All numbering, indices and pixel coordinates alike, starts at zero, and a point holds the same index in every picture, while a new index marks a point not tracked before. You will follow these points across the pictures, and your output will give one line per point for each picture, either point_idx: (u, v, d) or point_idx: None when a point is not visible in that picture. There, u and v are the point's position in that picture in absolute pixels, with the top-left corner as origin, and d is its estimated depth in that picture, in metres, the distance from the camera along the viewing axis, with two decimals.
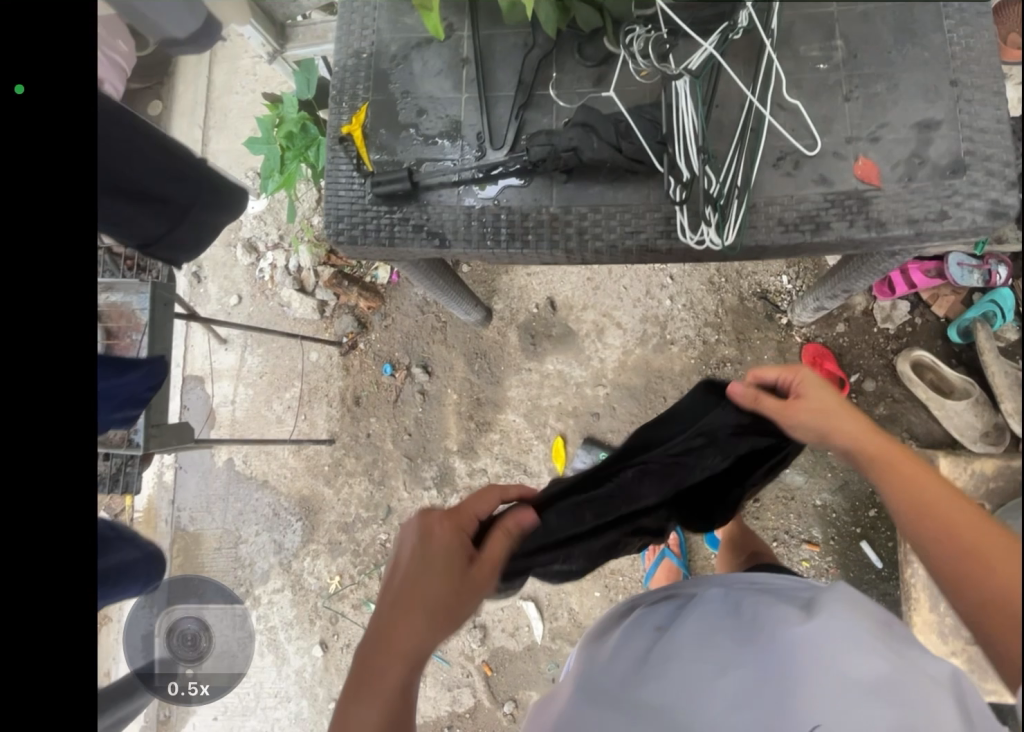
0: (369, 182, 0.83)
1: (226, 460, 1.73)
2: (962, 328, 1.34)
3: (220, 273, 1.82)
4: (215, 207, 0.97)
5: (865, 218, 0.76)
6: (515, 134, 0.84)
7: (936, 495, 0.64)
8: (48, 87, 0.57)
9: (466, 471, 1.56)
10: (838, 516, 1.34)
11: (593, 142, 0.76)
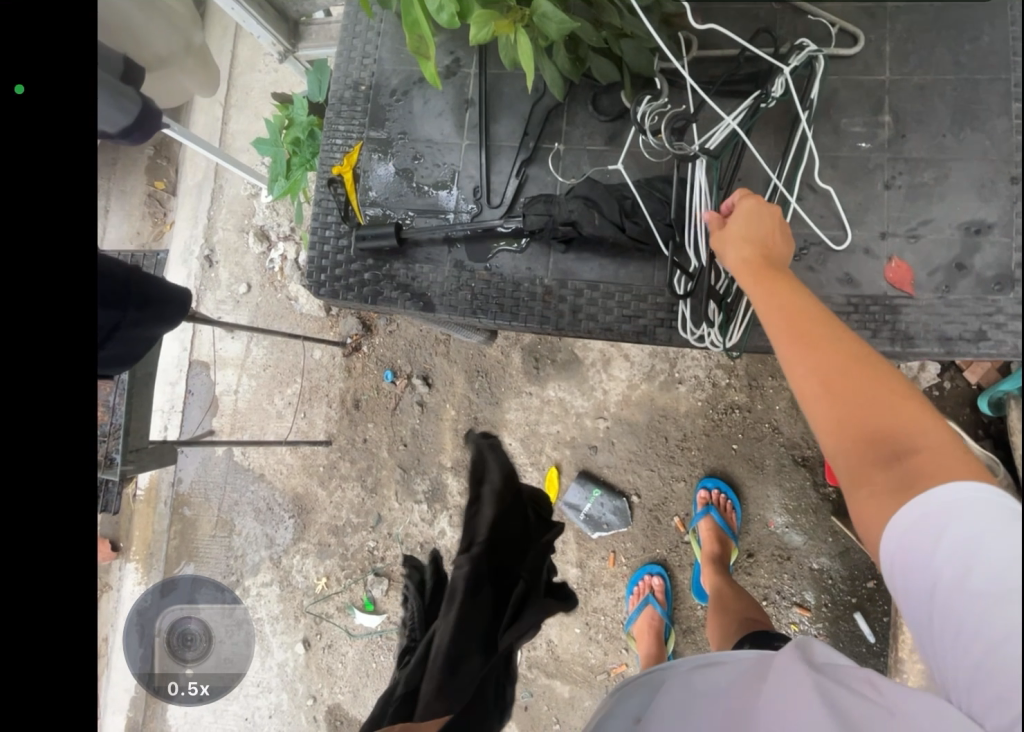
0: (354, 234, 0.82)
1: (224, 450, 1.73)
2: (994, 399, 1.24)
3: (231, 259, 1.81)
4: (154, 316, 0.85)
5: (891, 331, 0.84)
6: (513, 192, 0.87)
7: (831, 357, 0.59)
8: (48, 88, 0.58)
9: (458, 489, 1.54)
10: (834, 583, 1.30)
11: (594, 217, 0.76)
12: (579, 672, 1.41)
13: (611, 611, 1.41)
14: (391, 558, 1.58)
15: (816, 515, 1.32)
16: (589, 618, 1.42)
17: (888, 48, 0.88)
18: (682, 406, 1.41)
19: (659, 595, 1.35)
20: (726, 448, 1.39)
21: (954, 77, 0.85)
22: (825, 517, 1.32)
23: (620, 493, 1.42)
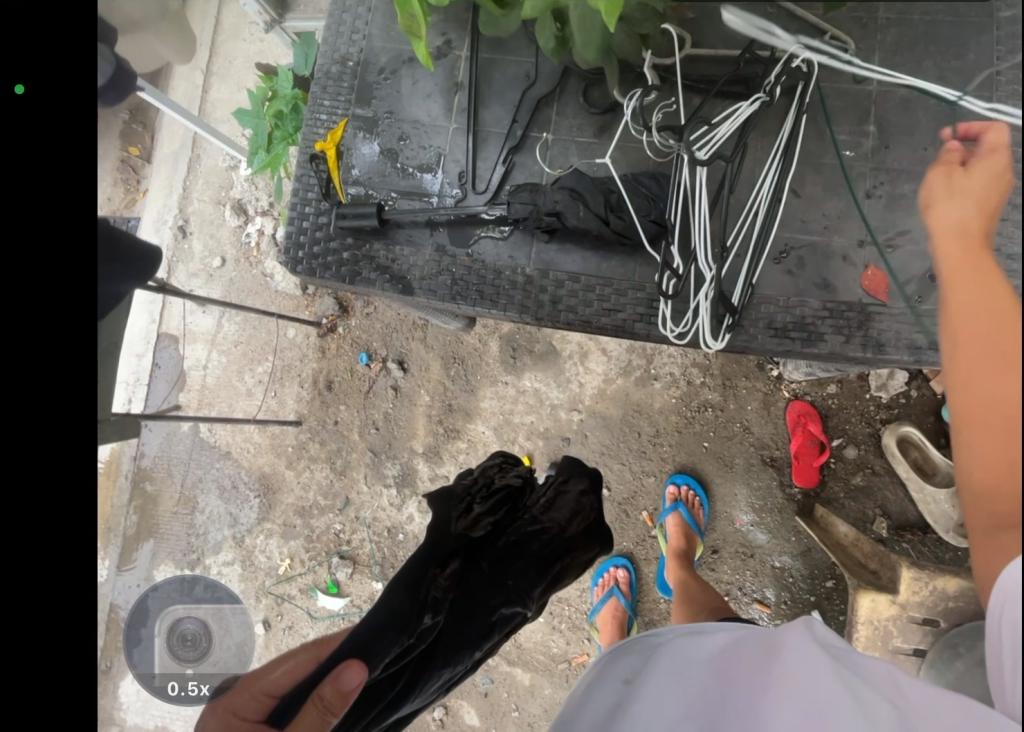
0: (334, 213, 0.80)
1: (191, 426, 1.69)
2: None
3: (206, 231, 1.76)
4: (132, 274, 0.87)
5: (863, 337, 0.84)
6: (499, 181, 0.86)
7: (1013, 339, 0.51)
8: (49, 89, 0.53)
9: (428, 475, 1.54)
10: (794, 581, 1.34)
11: (579, 210, 0.76)
12: (541, 661, 1.42)
13: (576, 601, 1.42)
14: (357, 542, 1.57)
15: (781, 513, 1.36)
16: (554, 607, 1.43)
17: (876, 59, 0.89)
18: (657, 403, 1.43)
19: (624, 587, 1.38)
20: (697, 445, 1.41)
21: (935, 98, 0.87)
22: (789, 516, 1.35)
23: None
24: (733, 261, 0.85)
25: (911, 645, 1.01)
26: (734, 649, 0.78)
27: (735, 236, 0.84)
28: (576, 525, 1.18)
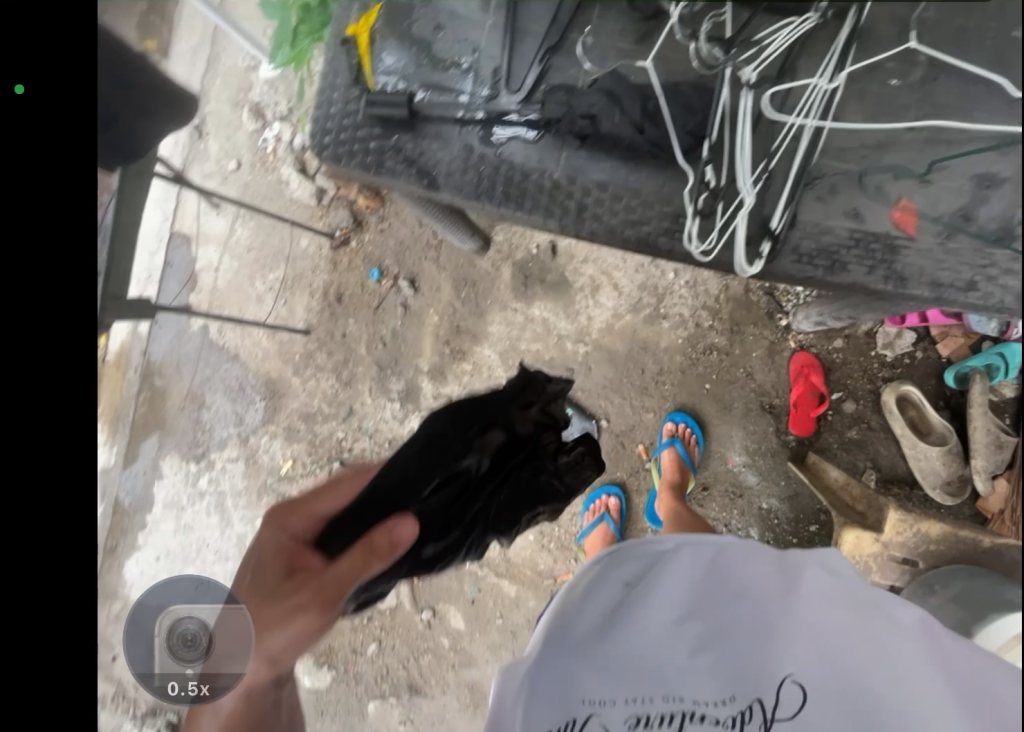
0: (363, 96, 0.75)
1: (201, 326, 1.71)
2: (959, 374, 1.30)
3: (223, 133, 1.62)
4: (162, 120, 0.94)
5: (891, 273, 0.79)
6: (533, 82, 0.81)
7: None
8: (48, 88, 0.56)
9: (432, 393, 1.56)
10: (779, 523, 1.38)
11: (614, 115, 0.71)
12: (527, 574, 1.51)
13: (565, 523, 1.49)
14: (358, 450, 1.61)
15: (773, 458, 1.39)
16: (544, 527, 1.50)
17: None
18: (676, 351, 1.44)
19: (614, 513, 1.44)
20: (698, 386, 1.43)
21: None
22: (782, 461, 1.39)
23: (592, 416, 1.45)
24: (775, 183, 0.71)
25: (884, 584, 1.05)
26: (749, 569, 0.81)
27: (778, 149, 0.70)
28: (575, 480, 1.10)
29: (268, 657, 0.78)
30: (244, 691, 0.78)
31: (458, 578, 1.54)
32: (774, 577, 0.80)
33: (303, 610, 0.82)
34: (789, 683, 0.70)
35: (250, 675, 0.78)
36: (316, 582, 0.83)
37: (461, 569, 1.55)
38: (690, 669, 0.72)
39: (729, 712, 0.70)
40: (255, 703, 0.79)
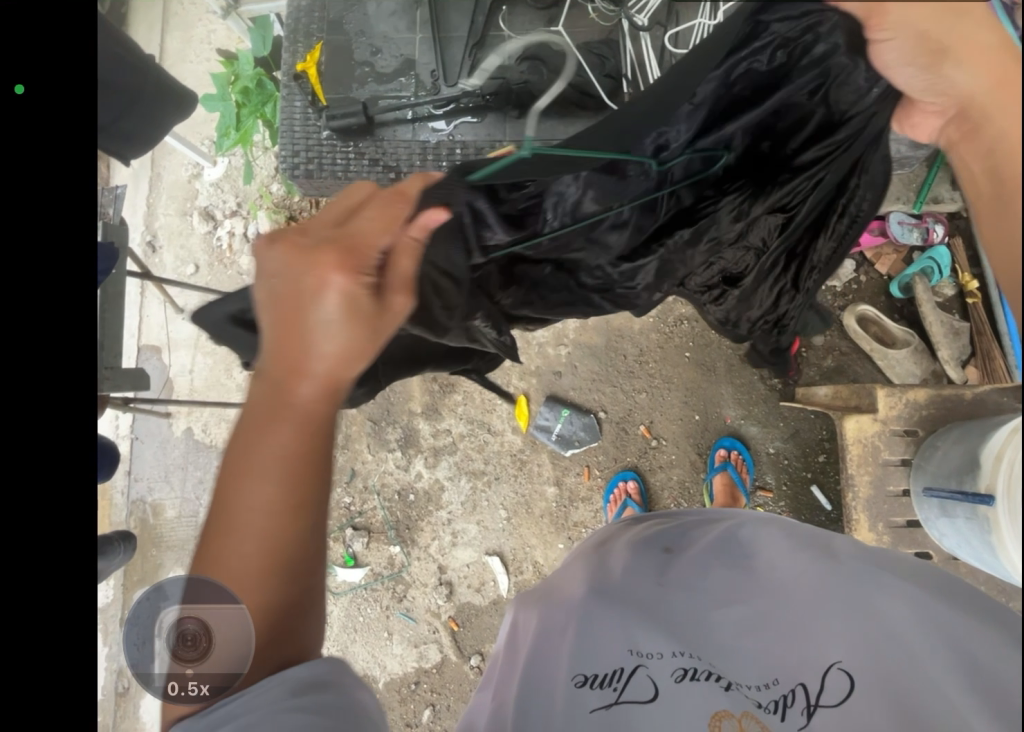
0: (324, 118, 0.94)
1: (185, 430, 1.56)
2: (904, 284, 1.27)
3: (176, 242, 1.63)
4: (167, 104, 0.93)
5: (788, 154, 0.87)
6: (468, 72, 0.93)
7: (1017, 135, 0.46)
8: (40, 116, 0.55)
9: (430, 432, 1.54)
10: (790, 462, 1.38)
11: (543, 74, 0.86)
12: None
13: (592, 523, 1.48)
14: (369, 511, 1.55)
15: (767, 404, 1.40)
16: (571, 533, 1.49)
17: None
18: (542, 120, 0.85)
19: (636, 495, 1.44)
20: (680, 356, 1.45)
21: None
22: (775, 404, 1.39)
23: (588, 411, 1.49)
24: None
25: (898, 458, 1.04)
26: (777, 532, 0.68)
27: None
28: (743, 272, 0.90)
29: (267, 522, 0.58)
30: (279, 517, 0.58)
31: (499, 611, 1.50)
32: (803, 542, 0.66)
33: (303, 400, 0.61)
34: (834, 669, 0.54)
35: (281, 450, 0.59)
36: (401, 285, 0.63)
37: (500, 602, 1.51)
38: (723, 634, 0.60)
39: (768, 695, 0.55)
40: (287, 555, 0.59)
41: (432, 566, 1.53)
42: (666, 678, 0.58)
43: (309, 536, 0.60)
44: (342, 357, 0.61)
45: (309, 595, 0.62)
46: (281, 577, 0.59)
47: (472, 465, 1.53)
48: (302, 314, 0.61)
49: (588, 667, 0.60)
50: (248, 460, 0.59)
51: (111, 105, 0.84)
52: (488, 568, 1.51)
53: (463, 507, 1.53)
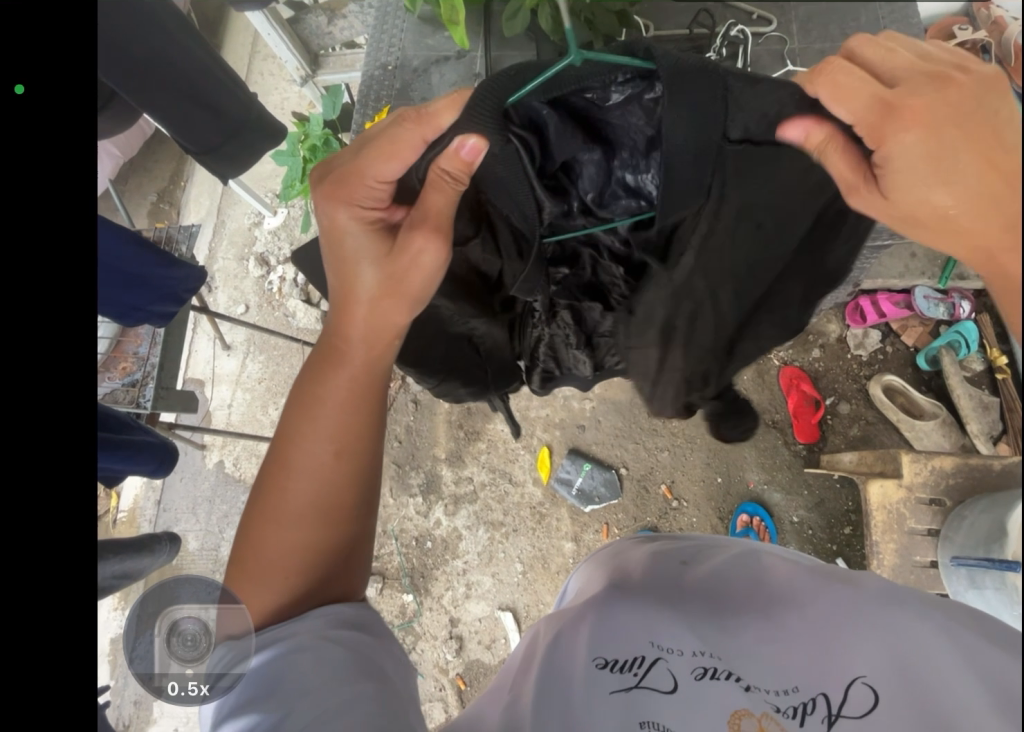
0: None
1: (216, 463, 1.59)
2: (930, 356, 1.14)
3: (230, 284, 1.76)
4: (266, 135, 1.03)
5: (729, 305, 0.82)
6: None
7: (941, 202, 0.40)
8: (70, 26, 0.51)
9: (452, 479, 1.56)
10: (815, 533, 1.34)
11: None
12: None
13: None
14: (385, 556, 1.55)
15: (791, 470, 1.39)
16: None
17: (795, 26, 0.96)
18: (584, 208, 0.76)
19: None
20: (703, 416, 1.46)
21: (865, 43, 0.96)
22: (799, 471, 1.39)
23: (610, 466, 1.51)
24: None
25: (923, 528, 1.00)
26: (803, 566, 0.65)
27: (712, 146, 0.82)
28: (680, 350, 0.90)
29: (331, 461, 0.65)
30: (336, 461, 0.65)
31: None
32: (827, 574, 0.62)
33: (359, 352, 0.68)
34: (857, 683, 0.49)
35: (341, 395, 0.66)
36: (434, 221, 0.60)
37: None
38: (746, 642, 0.56)
39: (788, 701, 0.51)
40: (356, 489, 0.67)
41: (444, 618, 1.51)
42: (689, 671, 0.54)
43: (359, 477, 0.67)
44: (384, 298, 0.65)
45: (358, 536, 0.68)
46: (360, 510, 0.68)
47: (491, 516, 1.53)
48: (353, 283, 0.65)
49: (607, 654, 0.57)
50: (313, 408, 0.66)
51: (218, 132, 0.95)
52: (500, 624, 1.48)
53: (480, 557, 1.52)
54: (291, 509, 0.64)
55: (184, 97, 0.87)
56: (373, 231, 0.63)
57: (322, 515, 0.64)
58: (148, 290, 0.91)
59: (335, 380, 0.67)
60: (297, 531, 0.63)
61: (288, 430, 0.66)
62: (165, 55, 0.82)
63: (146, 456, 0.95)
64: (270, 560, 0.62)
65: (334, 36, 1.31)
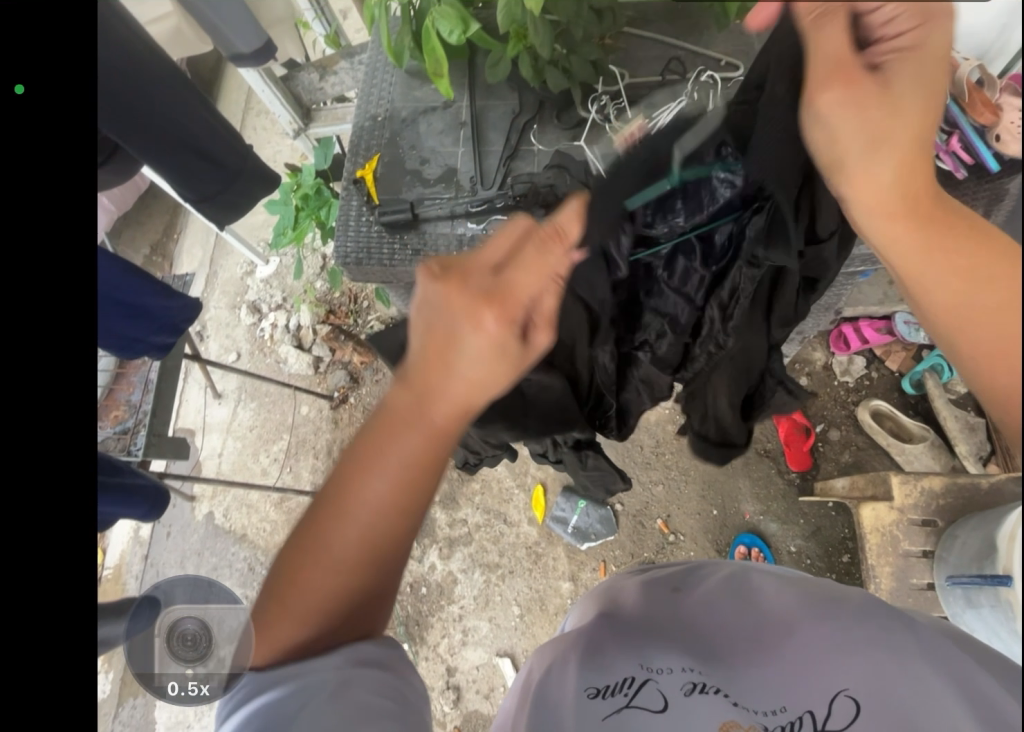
0: (376, 214, 1.09)
1: (206, 515, 1.57)
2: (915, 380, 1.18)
3: (222, 332, 1.78)
4: (257, 181, 1.07)
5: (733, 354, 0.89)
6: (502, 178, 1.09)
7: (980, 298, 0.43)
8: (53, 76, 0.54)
9: (446, 522, 1.54)
10: (813, 562, 1.34)
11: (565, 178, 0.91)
12: None
13: None
14: None
15: (786, 499, 1.39)
16: None
17: None
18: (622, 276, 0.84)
19: None
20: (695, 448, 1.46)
21: None
22: (794, 500, 1.39)
23: (604, 503, 1.49)
24: None
25: (919, 549, 1.02)
26: (791, 583, 0.64)
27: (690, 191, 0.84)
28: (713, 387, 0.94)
29: (380, 531, 0.56)
30: (392, 525, 0.56)
31: None
32: (816, 592, 0.61)
33: (438, 424, 0.57)
34: (840, 696, 0.48)
35: (420, 461, 0.57)
36: (516, 300, 0.56)
37: None
38: (735, 658, 0.56)
39: (776, 720, 0.50)
40: (412, 544, 0.61)
41: (440, 668, 1.46)
42: (677, 688, 0.53)
43: (400, 546, 0.58)
44: (485, 364, 0.56)
45: (384, 604, 0.60)
46: (407, 560, 0.62)
47: (486, 557, 1.50)
48: (443, 339, 0.56)
49: (597, 677, 0.56)
50: (372, 468, 0.56)
51: (210, 177, 0.98)
52: (498, 672, 1.43)
53: (476, 602, 1.48)
54: (332, 564, 0.55)
55: (177, 145, 0.90)
56: (493, 325, 0.56)
57: (364, 575, 0.56)
58: (147, 322, 0.93)
59: (400, 443, 0.56)
60: (335, 584, 0.55)
61: (340, 484, 0.56)
62: (164, 113, 0.86)
63: (138, 500, 0.94)
64: (303, 610, 0.55)
65: (325, 92, 1.38)
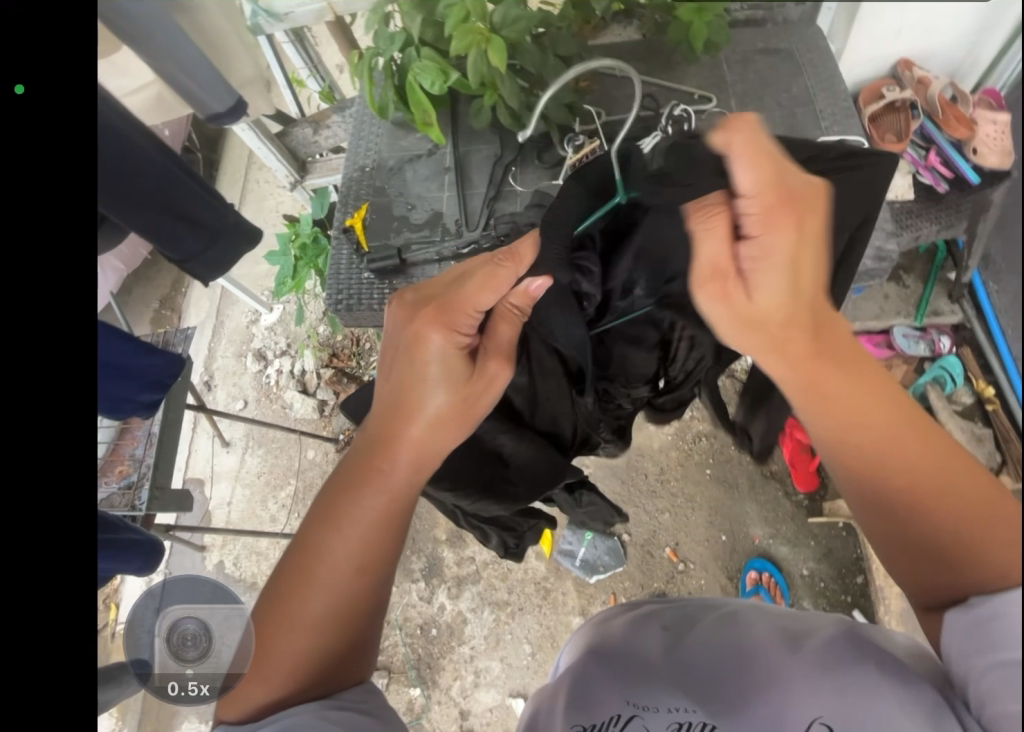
0: (366, 262, 1.12)
1: None
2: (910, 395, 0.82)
3: (230, 381, 1.82)
4: (241, 238, 1.12)
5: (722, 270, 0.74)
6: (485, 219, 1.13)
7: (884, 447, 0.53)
8: None
9: (455, 561, 1.48)
10: (827, 585, 1.27)
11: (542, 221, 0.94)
12: None
13: None
14: (389, 649, 1.47)
15: None
16: None
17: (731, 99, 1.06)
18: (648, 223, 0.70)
19: None
20: (700, 473, 1.43)
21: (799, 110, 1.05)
22: None
23: (612, 533, 1.48)
24: None
25: None
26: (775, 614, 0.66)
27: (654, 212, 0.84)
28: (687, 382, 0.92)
29: (358, 582, 0.62)
30: (356, 580, 0.62)
31: None
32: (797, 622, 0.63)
33: (401, 483, 0.65)
34: (818, 722, 0.50)
35: (375, 516, 0.63)
36: (503, 352, 0.71)
37: None
38: (716, 686, 0.56)
39: None
40: (365, 605, 0.63)
41: (453, 712, 1.43)
42: (663, 727, 0.54)
43: (377, 594, 0.64)
44: (438, 423, 0.67)
45: (370, 648, 0.66)
46: (363, 626, 0.64)
47: (496, 595, 1.48)
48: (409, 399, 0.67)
49: (584, 715, 0.56)
50: (340, 523, 0.62)
51: (192, 236, 1.03)
52: (511, 714, 1.40)
53: (486, 641, 1.46)
54: (303, 622, 0.59)
55: (160, 207, 0.95)
56: (455, 350, 0.67)
57: (341, 628, 0.61)
58: (130, 381, 0.95)
59: (366, 501, 0.63)
60: (314, 643, 0.60)
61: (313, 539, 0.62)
62: (150, 180, 0.91)
63: (132, 555, 0.95)
64: (284, 649, 0.58)
65: (319, 144, 1.47)
